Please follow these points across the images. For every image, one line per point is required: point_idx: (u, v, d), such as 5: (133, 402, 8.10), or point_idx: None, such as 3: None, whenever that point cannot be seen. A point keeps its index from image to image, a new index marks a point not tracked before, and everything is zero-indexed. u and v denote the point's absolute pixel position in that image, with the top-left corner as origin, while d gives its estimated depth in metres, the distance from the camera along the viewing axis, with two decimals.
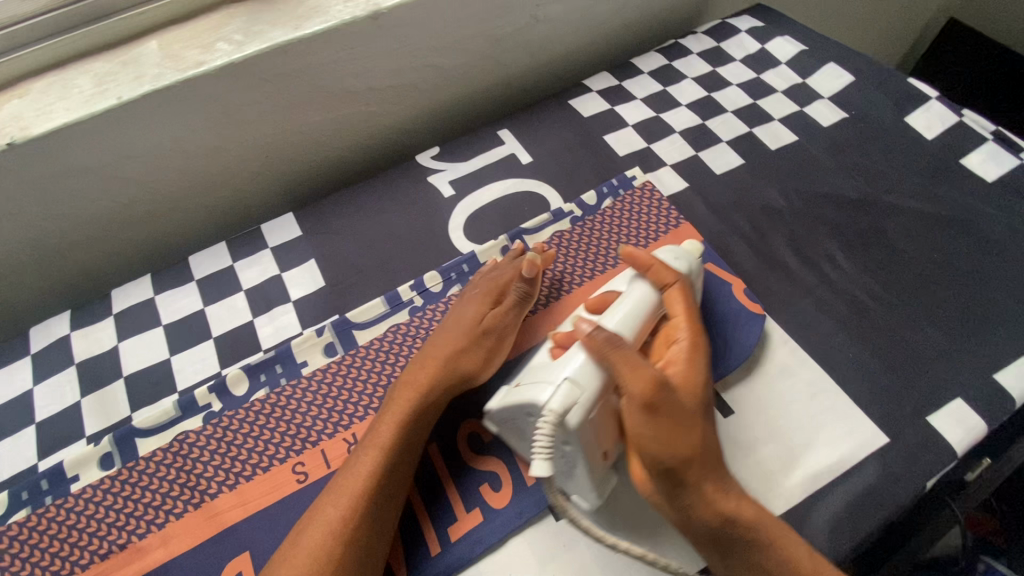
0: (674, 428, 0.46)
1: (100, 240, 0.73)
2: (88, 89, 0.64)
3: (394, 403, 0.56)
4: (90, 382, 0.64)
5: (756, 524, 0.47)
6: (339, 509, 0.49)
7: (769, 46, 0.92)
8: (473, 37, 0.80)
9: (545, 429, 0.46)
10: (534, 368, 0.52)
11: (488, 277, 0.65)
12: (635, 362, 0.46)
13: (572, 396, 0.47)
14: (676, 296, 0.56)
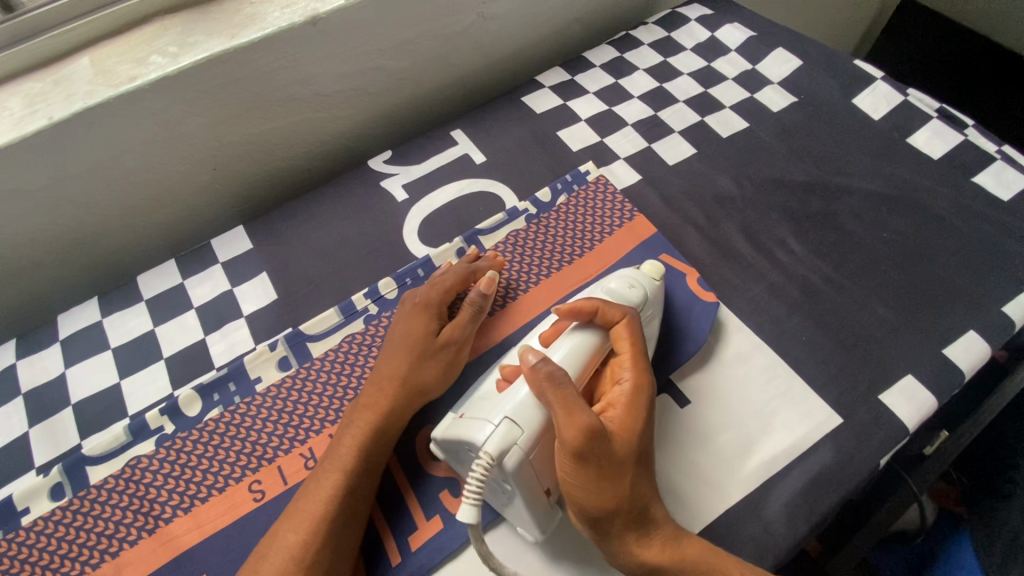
0: (604, 476, 0.44)
1: (44, 265, 0.71)
2: (17, 110, 0.62)
3: (354, 424, 0.54)
4: (38, 411, 0.62)
5: (694, 570, 0.46)
6: (299, 534, 0.48)
7: (719, 33, 0.92)
8: (420, 38, 0.79)
9: (477, 479, 0.43)
10: (479, 406, 0.51)
11: (432, 282, 0.63)
12: (571, 409, 0.44)
13: (509, 438, 0.46)
14: (628, 326, 0.53)
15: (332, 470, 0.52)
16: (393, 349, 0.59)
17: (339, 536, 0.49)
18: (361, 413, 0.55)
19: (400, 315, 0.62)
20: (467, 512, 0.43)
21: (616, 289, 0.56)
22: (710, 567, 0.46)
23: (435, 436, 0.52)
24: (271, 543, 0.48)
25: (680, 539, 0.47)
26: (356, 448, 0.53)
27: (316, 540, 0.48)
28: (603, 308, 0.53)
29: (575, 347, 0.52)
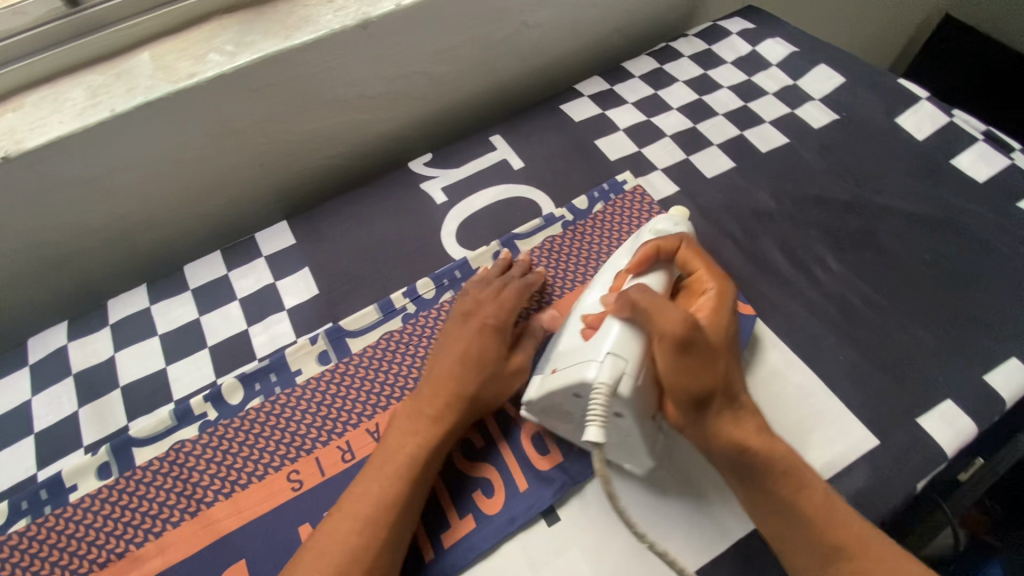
0: (704, 359, 0.48)
1: (95, 251, 0.73)
2: (81, 101, 0.64)
3: (409, 434, 0.55)
4: (87, 392, 0.64)
5: (777, 456, 0.49)
6: (353, 537, 0.49)
7: (760, 48, 0.93)
8: (464, 44, 0.80)
9: (600, 400, 0.46)
10: (571, 353, 0.53)
11: (502, 301, 0.62)
12: (665, 308, 0.48)
13: (618, 369, 0.47)
14: (689, 256, 0.57)
15: (398, 480, 0.52)
16: (463, 367, 0.57)
17: (398, 542, 0.50)
18: (428, 430, 0.55)
19: (468, 331, 0.60)
20: (593, 431, 0.45)
21: (663, 227, 0.60)
22: (792, 459, 0.50)
23: (529, 400, 0.55)
24: (332, 545, 0.49)
25: (768, 433, 0.51)
26: (420, 460, 0.53)
27: (378, 546, 0.49)
28: (662, 242, 0.57)
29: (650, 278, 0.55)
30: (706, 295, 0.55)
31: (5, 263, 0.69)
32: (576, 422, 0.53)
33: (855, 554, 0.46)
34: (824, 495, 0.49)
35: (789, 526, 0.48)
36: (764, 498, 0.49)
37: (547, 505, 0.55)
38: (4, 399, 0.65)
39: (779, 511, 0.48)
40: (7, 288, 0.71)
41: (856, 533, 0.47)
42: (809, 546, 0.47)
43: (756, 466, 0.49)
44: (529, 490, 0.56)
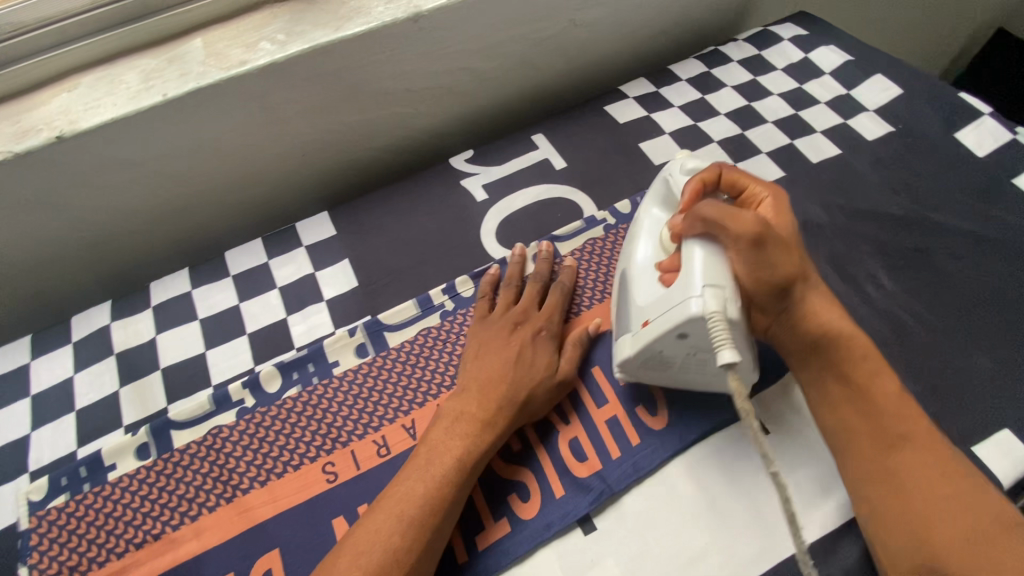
0: (778, 250, 0.52)
1: (140, 233, 0.74)
2: (135, 84, 0.65)
3: (455, 437, 0.53)
4: (128, 373, 0.65)
5: (853, 347, 0.53)
6: (394, 538, 0.47)
7: (813, 55, 0.90)
8: (512, 41, 0.79)
9: (720, 326, 0.47)
10: (655, 301, 0.53)
11: (552, 314, 0.63)
12: (736, 215, 0.51)
13: (721, 296, 0.49)
14: (731, 174, 0.59)
15: (445, 485, 0.51)
16: (517, 371, 0.57)
17: (436, 547, 0.49)
18: (483, 436, 0.54)
19: (523, 337, 0.60)
20: (726, 354, 0.45)
21: (688, 164, 0.61)
22: (864, 349, 0.53)
23: (625, 356, 0.55)
24: (371, 545, 0.47)
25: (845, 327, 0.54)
26: (469, 466, 0.52)
27: (420, 550, 0.48)
28: (702, 175, 0.58)
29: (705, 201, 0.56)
30: (764, 200, 0.58)
31: (53, 241, 0.70)
32: (679, 362, 0.54)
33: (915, 451, 0.49)
34: (896, 390, 0.52)
35: (864, 425, 0.52)
36: (835, 389, 0.54)
37: (583, 513, 0.55)
38: (47, 376, 0.66)
39: (851, 400, 0.53)
40: (53, 266, 0.72)
41: (919, 429, 0.50)
42: (869, 438, 0.51)
43: (830, 355, 0.54)
44: (564, 496, 0.56)
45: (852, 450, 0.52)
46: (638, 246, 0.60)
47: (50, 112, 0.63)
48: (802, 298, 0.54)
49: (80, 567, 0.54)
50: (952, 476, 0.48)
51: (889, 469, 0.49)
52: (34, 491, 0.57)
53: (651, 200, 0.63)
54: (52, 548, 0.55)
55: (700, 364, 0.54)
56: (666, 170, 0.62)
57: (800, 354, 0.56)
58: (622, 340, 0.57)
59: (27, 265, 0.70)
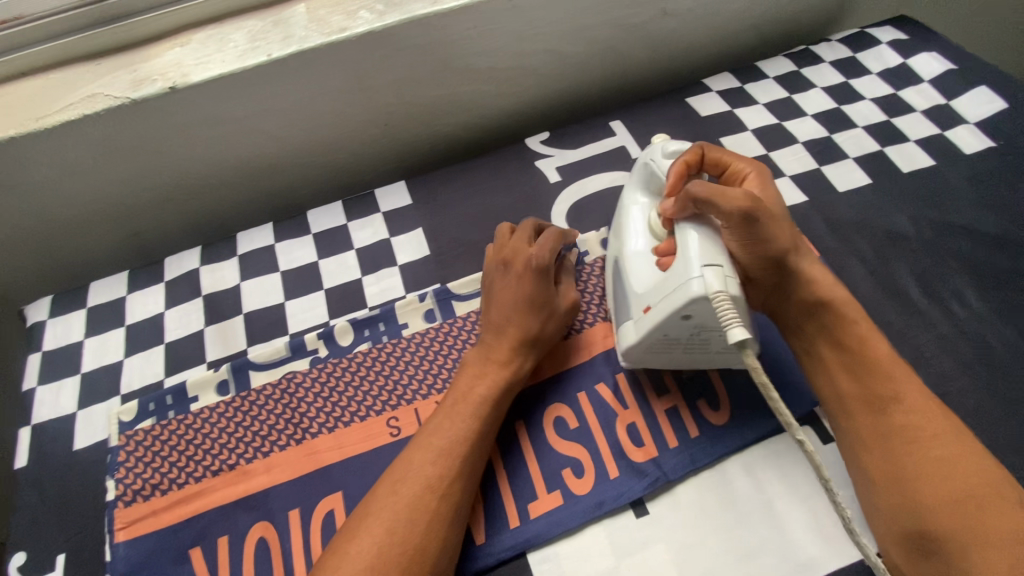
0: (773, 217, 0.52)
1: (230, 186, 0.78)
2: (242, 44, 0.68)
3: (484, 376, 0.57)
4: (213, 314, 0.69)
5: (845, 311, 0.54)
6: (434, 461, 0.51)
7: (912, 61, 0.86)
8: (600, 25, 0.79)
9: (727, 305, 0.46)
10: (653, 287, 0.53)
11: (542, 245, 0.61)
12: (723, 189, 0.50)
13: (721, 275, 0.47)
14: (715, 149, 0.58)
15: (468, 416, 0.54)
16: (524, 313, 0.58)
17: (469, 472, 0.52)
18: (499, 371, 0.57)
19: (517, 277, 0.60)
20: (737, 333, 0.45)
21: (671, 147, 0.59)
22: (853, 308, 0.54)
23: (629, 347, 0.55)
24: (407, 468, 0.51)
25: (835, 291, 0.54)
26: (490, 400, 0.55)
27: (452, 473, 0.51)
28: (686, 156, 0.57)
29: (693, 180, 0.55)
30: (750, 173, 0.57)
31: (154, 185, 0.75)
32: (683, 343, 0.54)
33: (908, 414, 0.49)
34: (890, 353, 0.52)
35: (855, 384, 0.51)
36: (828, 353, 0.54)
37: (637, 497, 0.55)
38: (141, 309, 0.71)
39: (847, 364, 0.52)
40: (151, 210, 0.77)
41: (913, 392, 0.50)
42: (862, 403, 0.51)
43: (823, 321, 0.54)
44: (619, 478, 0.56)
45: (846, 417, 0.52)
46: (632, 237, 0.59)
47: (165, 64, 0.67)
48: (798, 266, 0.54)
49: (160, 486, 0.58)
50: (944, 435, 0.47)
51: (880, 434, 0.49)
52: (125, 412, 0.62)
53: (636, 188, 0.62)
54: (137, 466, 0.59)
55: (705, 342, 0.54)
56: (647, 155, 0.61)
57: (796, 319, 0.56)
58: (622, 328, 0.57)
59: (129, 206, 0.76)
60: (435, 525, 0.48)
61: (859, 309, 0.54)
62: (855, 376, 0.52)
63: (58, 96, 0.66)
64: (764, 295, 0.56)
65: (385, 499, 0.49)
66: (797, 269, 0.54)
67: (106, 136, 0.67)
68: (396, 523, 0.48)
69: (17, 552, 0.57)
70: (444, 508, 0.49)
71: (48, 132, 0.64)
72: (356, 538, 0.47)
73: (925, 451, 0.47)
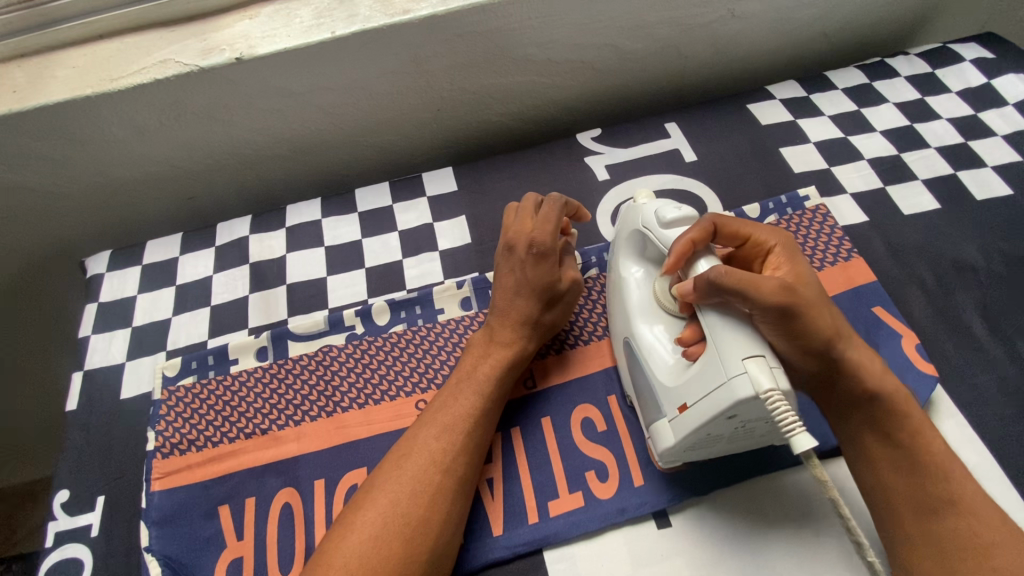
0: (819, 305, 0.47)
1: (284, 159, 0.80)
2: (308, 20, 0.69)
3: (492, 356, 0.58)
4: (258, 282, 0.72)
5: (898, 397, 0.48)
6: (439, 440, 0.52)
7: (997, 81, 0.81)
8: (664, 23, 0.77)
9: (782, 406, 0.41)
10: (688, 380, 0.48)
11: (542, 227, 0.58)
12: (756, 281, 0.44)
13: (766, 367, 0.43)
14: (728, 221, 0.52)
15: (472, 394, 0.55)
16: (528, 298, 0.59)
17: (471, 449, 0.52)
18: (504, 352, 0.58)
19: (519, 262, 0.59)
20: (802, 441, 0.40)
21: (668, 215, 0.53)
22: (909, 403, 0.49)
23: (668, 445, 0.50)
24: (413, 443, 0.52)
25: (888, 382, 0.49)
26: (495, 377, 0.56)
27: (456, 448, 0.52)
28: (691, 232, 0.50)
29: (702, 258, 0.49)
30: (774, 246, 0.52)
31: (212, 152, 0.77)
32: (727, 436, 0.49)
33: (962, 519, 0.45)
34: (943, 447, 0.48)
35: (905, 481, 0.47)
36: (880, 450, 0.48)
37: (661, 507, 0.54)
38: (191, 271, 0.74)
39: (897, 459, 0.48)
40: (207, 176, 0.80)
41: (968, 494, 0.46)
42: (906, 503, 0.47)
43: (871, 413, 0.49)
44: (643, 487, 0.55)
45: (891, 512, 0.47)
46: (648, 320, 0.55)
47: (232, 36, 0.69)
48: (848, 354, 0.48)
49: (197, 442, 0.60)
50: (1001, 544, 0.44)
51: (929, 534, 0.45)
52: (169, 367, 0.64)
53: (628, 255, 0.59)
54: (176, 420, 0.61)
55: (752, 431, 0.49)
56: (639, 220, 0.56)
57: (838, 409, 0.50)
58: (656, 424, 0.52)
59: (187, 171, 0.78)
60: (437, 500, 0.49)
61: (908, 399, 0.49)
62: (909, 474, 0.47)
63: (133, 59, 0.69)
64: (804, 378, 0.50)
65: (391, 472, 0.50)
66: (844, 360, 0.48)
67: (172, 101, 0.69)
68: (400, 495, 0.49)
69: (62, 489, 0.60)
70: (448, 482, 0.50)
71: (121, 93, 0.67)
72: (363, 510, 0.48)
73: (983, 563, 0.43)
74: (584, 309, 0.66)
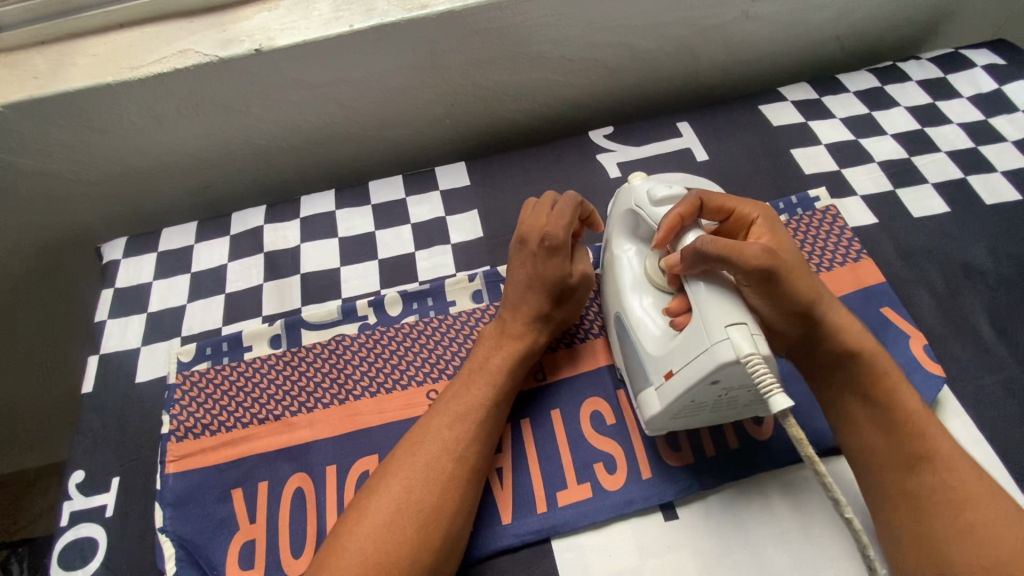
0: (797, 270, 0.49)
1: (299, 150, 0.81)
2: (326, 13, 0.70)
3: (502, 349, 0.58)
4: (272, 271, 0.72)
5: (874, 358, 0.50)
6: (451, 429, 0.53)
7: (1009, 87, 0.81)
8: (678, 24, 0.78)
9: (762, 368, 0.42)
10: (674, 348, 0.48)
11: (556, 222, 0.59)
12: (737, 248, 0.46)
13: (748, 333, 0.43)
14: (713, 196, 0.53)
15: (484, 384, 0.56)
16: (538, 292, 0.59)
17: (483, 440, 0.53)
18: (515, 344, 0.58)
19: (532, 255, 0.60)
20: (779, 401, 0.40)
21: (658, 193, 0.54)
22: (889, 367, 0.50)
23: (653, 413, 0.51)
24: (426, 432, 0.53)
25: (866, 346, 0.50)
26: (505, 369, 0.57)
27: (468, 438, 0.53)
28: (679, 207, 0.51)
29: (689, 232, 0.50)
30: (756, 218, 0.53)
31: (228, 142, 0.78)
32: (710, 405, 0.50)
33: (938, 473, 0.46)
34: (919, 407, 0.49)
35: (883, 440, 0.48)
36: (857, 409, 0.50)
37: (668, 500, 0.54)
38: (206, 259, 0.74)
39: (876, 421, 0.49)
40: (223, 165, 0.80)
41: (942, 450, 0.46)
42: (886, 461, 0.47)
43: (850, 375, 0.50)
44: (651, 480, 0.55)
45: (872, 471, 0.48)
46: (636, 295, 0.56)
47: (251, 27, 0.70)
48: (823, 315, 0.50)
49: (210, 426, 0.61)
50: (973, 496, 0.44)
51: (908, 491, 0.46)
52: (184, 353, 0.65)
53: (622, 234, 0.59)
54: (190, 405, 0.62)
55: (734, 399, 0.49)
56: (631, 200, 0.56)
57: (817, 371, 0.52)
58: (643, 393, 0.53)
59: (204, 160, 0.79)
60: (449, 487, 0.50)
61: (888, 360, 0.51)
62: (884, 432, 0.48)
63: (153, 48, 0.69)
64: (789, 340, 0.52)
65: (404, 459, 0.51)
66: (821, 321, 0.50)
67: (191, 91, 0.70)
68: (413, 482, 0.50)
69: (77, 470, 0.61)
70: (459, 471, 0.51)
71: (140, 82, 0.68)
72: (376, 495, 0.49)
73: (959, 516, 0.44)
74: (593, 304, 0.66)
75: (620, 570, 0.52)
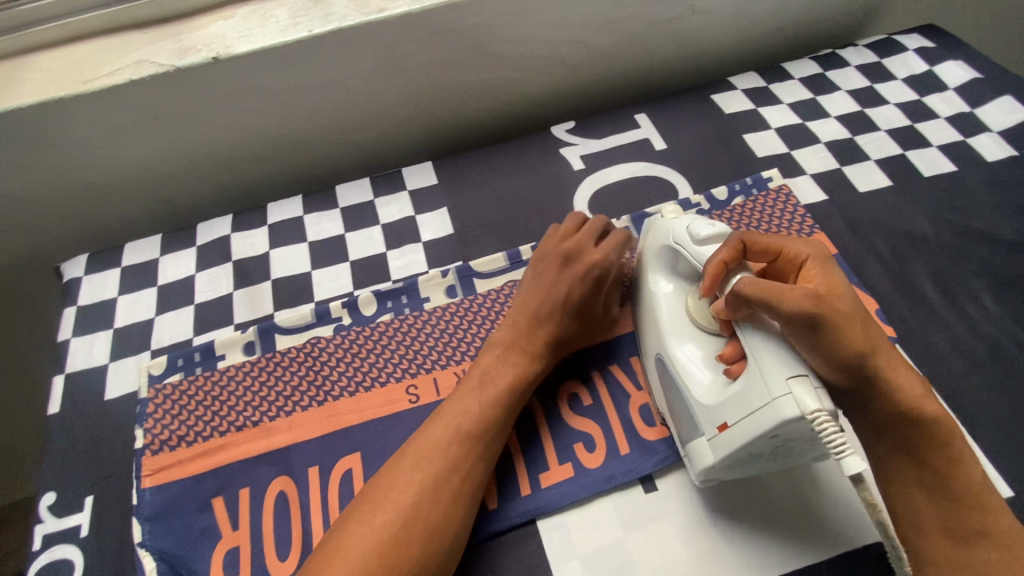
0: (856, 322, 0.45)
1: (263, 158, 0.81)
2: (283, 20, 0.70)
3: (508, 356, 0.58)
4: (243, 279, 0.72)
5: (941, 417, 0.46)
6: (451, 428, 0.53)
7: (939, 69, 0.87)
8: (629, 19, 0.81)
9: (830, 427, 0.41)
10: (729, 399, 0.48)
11: (610, 251, 0.61)
12: (781, 291, 0.45)
13: (811, 387, 0.43)
14: (758, 237, 0.52)
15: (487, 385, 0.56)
16: (564, 313, 0.59)
17: (489, 443, 0.54)
18: (528, 358, 0.58)
19: (574, 278, 0.60)
20: (852, 463, 0.41)
21: (702, 232, 0.54)
22: (953, 425, 0.47)
23: (708, 463, 0.50)
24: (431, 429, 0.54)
25: (928, 404, 0.46)
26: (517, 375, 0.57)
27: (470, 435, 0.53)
28: (723, 253, 0.52)
29: (734, 276, 0.51)
30: (807, 258, 0.50)
31: (188, 153, 0.77)
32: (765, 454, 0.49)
33: (995, 552, 0.44)
34: (981, 478, 0.46)
35: (933, 506, 0.46)
36: (912, 471, 0.47)
37: (647, 472, 0.56)
38: (173, 272, 0.73)
39: (929, 484, 0.46)
40: (185, 177, 0.80)
41: (1007, 531, 0.45)
42: (940, 531, 0.46)
43: (908, 436, 0.47)
44: (630, 454, 0.57)
45: (917, 534, 0.47)
46: (682, 338, 0.55)
47: (207, 36, 0.69)
48: (883, 372, 0.46)
49: (186, 438, 0.60)
50: None
51: (956, 564, 0.45)
52: (155, 366, 0.64)
53: (658, 270, 0.59)
54: (164, 417, 0.61)
55: (791, 449, 0.49)
56: (670, 235, 0.57)
57: (872, 430, 0.49)
58: (696, 444, 0.52)
59: (164, 173, 0.78)
60: (449, 480, 0.51)
61: (954, 424, 0.47)
62: (940, 502, 0.46)
63: (106, 61, 0.69)
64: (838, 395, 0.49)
65: (407, 456, 0.52)
66: (881, 381, 0.46)
67: (148, 102, 0.70)
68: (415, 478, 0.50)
69: (47, 492, 0.59)
70: (463, 468, 0.52)
71: (95, 95, 0.67)
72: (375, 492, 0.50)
73: None
74: None
75: (602, 544, 0.53)
